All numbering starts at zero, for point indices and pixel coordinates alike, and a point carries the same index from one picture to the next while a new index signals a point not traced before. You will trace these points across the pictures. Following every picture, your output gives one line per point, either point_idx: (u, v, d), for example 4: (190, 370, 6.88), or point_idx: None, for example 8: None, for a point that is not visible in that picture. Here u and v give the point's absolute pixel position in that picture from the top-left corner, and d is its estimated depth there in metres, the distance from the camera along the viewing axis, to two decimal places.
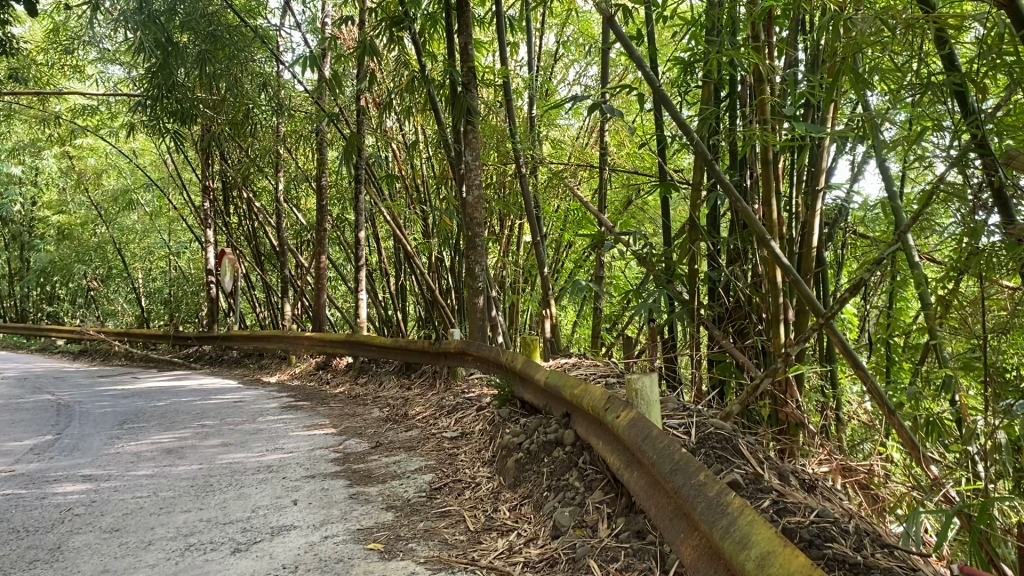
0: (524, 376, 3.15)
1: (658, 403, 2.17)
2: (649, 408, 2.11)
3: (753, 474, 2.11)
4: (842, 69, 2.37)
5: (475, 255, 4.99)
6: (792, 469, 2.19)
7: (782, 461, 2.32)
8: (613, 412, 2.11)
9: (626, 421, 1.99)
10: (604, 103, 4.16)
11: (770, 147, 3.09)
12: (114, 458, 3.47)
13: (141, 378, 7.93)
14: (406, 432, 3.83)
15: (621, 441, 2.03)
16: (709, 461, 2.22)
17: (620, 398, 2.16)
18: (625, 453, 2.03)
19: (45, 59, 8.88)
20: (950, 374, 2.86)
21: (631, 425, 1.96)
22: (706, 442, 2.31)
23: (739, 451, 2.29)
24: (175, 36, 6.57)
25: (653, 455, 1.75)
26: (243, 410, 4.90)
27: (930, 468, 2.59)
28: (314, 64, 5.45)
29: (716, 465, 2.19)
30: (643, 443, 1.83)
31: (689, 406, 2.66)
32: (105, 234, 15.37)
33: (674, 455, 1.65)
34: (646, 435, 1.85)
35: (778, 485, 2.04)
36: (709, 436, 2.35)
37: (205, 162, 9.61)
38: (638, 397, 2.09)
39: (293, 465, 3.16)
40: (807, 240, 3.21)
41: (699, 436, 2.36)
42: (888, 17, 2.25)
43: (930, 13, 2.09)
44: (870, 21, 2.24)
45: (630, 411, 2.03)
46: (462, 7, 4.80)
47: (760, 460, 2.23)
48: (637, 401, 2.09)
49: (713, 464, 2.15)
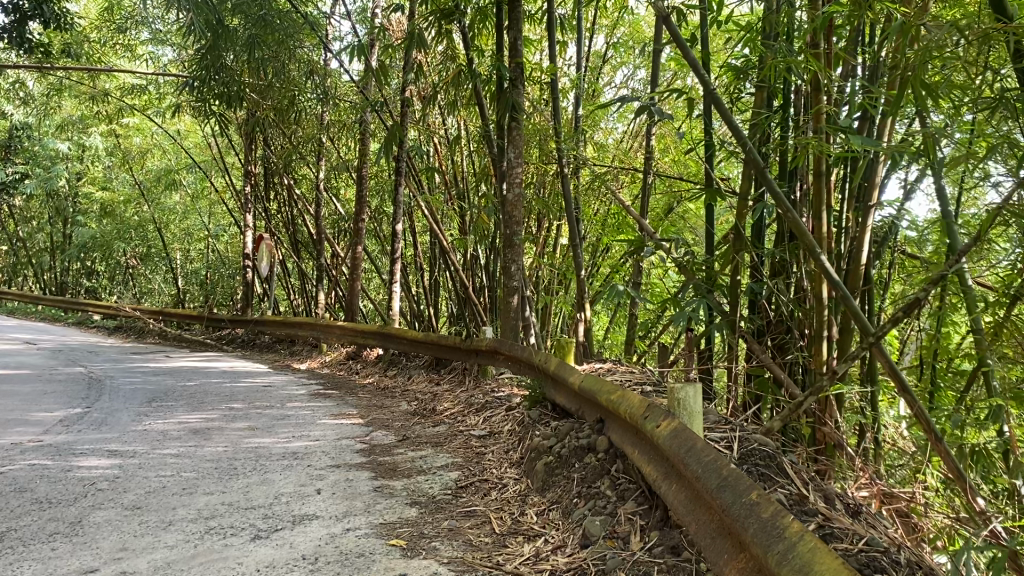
0: (556, 378, 3.10)
1: (700, 416, 2.09)
2: (691, 419, 2.04)
3: (798, 495, 2.04)
4: (908, 81, 2.30)
5: (512, 253, 4.92)
6: (837, 493, 2.11)
7: (826, 483, 2.23)
8: (653, 420, 2.04)
9: (668, 432, 1.92)
10: (653, 105, 4.07)
11: (823, 157, 3.00)
12: (142, 435, 3.47)
13: (173, 357, 8.01)
14: (434, 427, 3.79)
15: (660, 450, 1.96)
16: (752, 479, 2.14)
17: (660, 406, 2.09)
18: (664, 464, 1.96)
19: (96, 38, 8.98)
20: (1001, 405, 2.77)
21: (672, 437, 1.88)
22: (750, 459, 2.23)
23: (784, 470, 2.21)
24: (226, 20, 6.63)
25: (698, 469, 1.68)
26: (272, 395, 4.90)
27: (977, 500, 2.51)
28: (361, 54, 5.42)
29: (759, 483, 2.11)
30: (686, 456, 1.76)
31: (730, 420, 2.59)
32: (146, 213, 15.56)
33: (722, 471, 1.58)
34: (689, 448, 1.78)
35: (824, 510, 1.96)
36: (753, 453, 2.27)
37: (248, 147, 9.67)
38: (680, 407, 2.04)
39: (319, 453, 3.13)
40: (856, 256, 3.12)
41: (742, 451, 2.28)
42: (960, 29, 2.17)
43: (1009, 25, 2.01)
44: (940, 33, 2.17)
45: (671, 421, 1.96)
46: (512, 2, 4.74)
47: (806, 481, 2.14)
48: (679, 411, 2.04)
49: (757, 482, 2.07)
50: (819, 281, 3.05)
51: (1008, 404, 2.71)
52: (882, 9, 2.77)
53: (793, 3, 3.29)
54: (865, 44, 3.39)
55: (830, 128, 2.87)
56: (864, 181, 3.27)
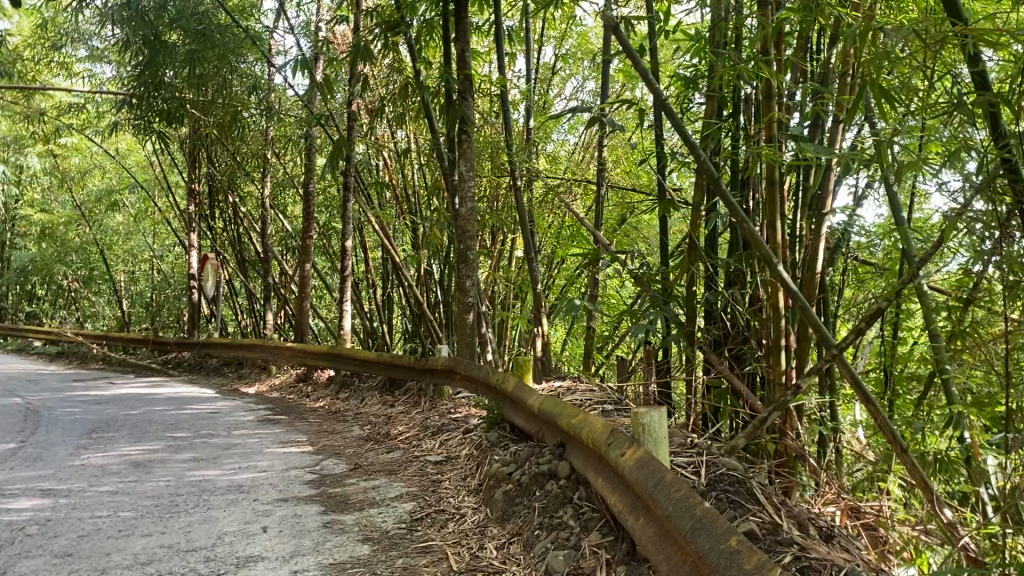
0: (515, 399, 3.00)
1: (666, 442, 2.02)
2: (656, 446, 1.97)
3: (771, 524, 1.97)
4: (867, 85, 2.28)
5: (465, 269, 4.81)
6: (810, 517, 2.05)
7: (797, 506, 2.17)
8: (617, 448, 1.96)
9: (634, 462, 1.84)
10: (604, 116, 4.00)
11: (776, 166, 2.95)
12: (78, 471, 3.28)
13: (117, 384, 7.72)
14: (388, 453, 3.65)
15: (626, 480, 1.87)
16: (723, 507, 2.07)
17: (624, 432, 2.01)
18: (629, 495, 1.88)
19: (29, 54, 8.66)
20: (961, 412, 2.75)
21: (639, 467, 1.81)
22: (719, 486, 2.16)
23: (753, 495, 2.15)
24: (165, 35, 6.44)
25: (670, 507, 1.59)
26: (218, 422, 4.71)
27: (943, 512, 2.46)
28: (306, 68, 5.28)
29: (731, 512, 2.04)
30: (655, 489, 1.68)
31: (693, 440, 2.52)
32: (88, 235, 15.10)
33: (697, 512, 1.49)
34: (658, 481, 1.70)
35: (798, 538, 1.89)
36: (721, 479, 2.20)
37: (191, 165, 9.41)
38: (646, 433, 1.94)
39: (266, 486, 2.98)
40: (811, 265, 3.08)
41: (710, 477, 2.22)
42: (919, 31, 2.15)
43: (968, 26, 2.00)
44: (898, 37, 2.14)
45: (637, 449, 1.88)
46: (460, 13, 4.64)
47: (777, 507, 2.08)
48: (645, 437, 1.94)
49: (729, 513, 2.00)
50: (775, 290, 3.00)
51: (969, 411, 2.69)
52: (834, 13, 2.74)
53: (743, 11, 3.25)
54: (814, 52, 3.37)
55: (783, 136, 2.84)
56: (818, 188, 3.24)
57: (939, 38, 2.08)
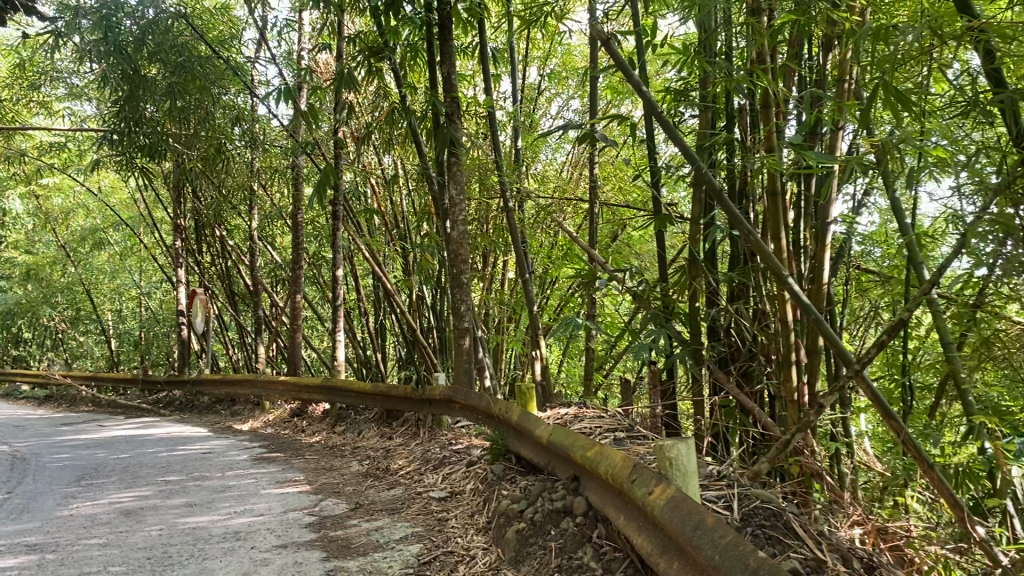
0: (521, 430, 2.90)
1: (696, 475, 1.92)
2: (685, 480, 1.86)
3: (814, 561, 1.86)
4: (882, 85, 2.27)
5: (459, 294, 4.69)
6: (853, 550, 1.95)
7: (835, 537, 2.07)
8: (643, 485, 1.85)
9: (664, 501, 1.74)
10: (595, 133, 3.91)
11: (777, 176, 2.85)
12: (66, 523, 3.14)
13: (106, 426, 7.55)
14: (389, 490, 3.52)
15: (655, 521, 1.77)
16: (759, 544, 1.95)
17: (649, 468, 1.91)
18: (660, 536, 1.77)
19: (8, 95, 8.55)
20: (980, 423, 2.66)
21: (671, 508, 1.70)
22: (753, 520, 2.05)
23: (790, 529, 2.03)
24: (145, 69, 6.35)
25: (715, 554, 1.48)
26: (212, 463, 4.56)
27: (976, 529, 2.37)
28: (288, 97, 5.19)
29: (767, 549, 1.92)
30: (694, 533, 1.57)
31: (713, 468, 2.41)
32: (73, 275, 14.92)
33: (749, 562, 1.37)
34: (696, 525, 1.59)
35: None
36: (755, 511, 2.10)
37: (176, 200, 9.29)
38: (673, 467, 1.86)
39: (263, 531, 2.85)
40: (817, 274, 2.96)
41: (742, 511, 2.10)
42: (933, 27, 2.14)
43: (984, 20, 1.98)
44: (913, 33, 2.13)
45: (665, 488, 1.78)
46: (444, 35, 4.55)
47: (816, 540, 1.98)
48: (673, 472, 1.86)
49: (768, 551, 1.88)
50: (782, 303, 2.89)
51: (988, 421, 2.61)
52: (830, 17, 2.66)
53: (733, 21, 3.17)
54: (808, 60, 3.29)
55: (783, 144, 2.74)
56: (820, 198, 3.13)
57: (954, 35, 2.07)
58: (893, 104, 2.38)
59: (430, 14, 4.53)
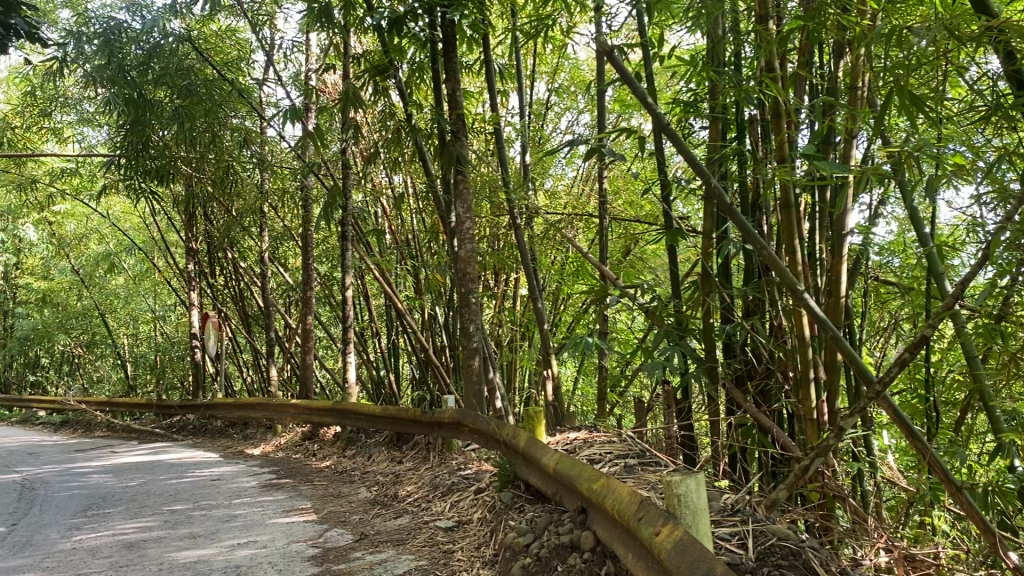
0: (529, 457, 2.83)
1: (710, 513, 1.79)
2: (696, 519, 1.74)
3: None
4: (898, 87, 2.18)
5: (469, 314, 4.59)
6: None
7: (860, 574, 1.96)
8: (651, 525, 1.79)
9: (671, 544, 1.66)
10: (602, 147, 3.80)
11: (790, 188, 2.74)
12: (66, 557, 3.07)
13: (119, 452, 7.49)
14: (396, 519, 3.43)
15: (662, 564, 1.69)
16: None
17: (659, 506, 1.82)
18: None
19: (20, 123, 8.58)
20: (1008, 441, 2.53)
21: (679, 552, 1.62)
22: (769, 560, 1.95)
23: (812, 569, 1.94)
24: (152, 93, 6.35)
25: None
26: (220, 491, 4.49)
27: (1010, 555, 2.24)
28: (295, 117, 5.14)
29: None
30: None
31: (730, 504, 2.30)
32: (89, 300, 14.96)
33: None
34: (706, 574, 1.49)
35: None
36: (773, 551, 1.99)
37: (188, 224, 9.27)
38: (682, 505, 1.74)
39: (265, 565, 2.77)
40: (833, 287, 2.84)
41: (758, 550, 2.00)
42: (952, 27, 2.06)
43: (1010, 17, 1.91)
44: (935, 33, 2.05)
45: (673, 529, 1.70)
46: (448, 54, 4.46)
47: None
48: (681, 511, 1.74)
49: None
50: (798, 318, 2.78)
51: (1016, 439, 2.48)
52: (841, 22, 2.56)
53: (741, 30, 3.06)
54: (820, 67, 3.18)
55: (795, 155, 2.64)
56: (835, 210, 3.02)
57: (975, 37, 1.99)
58: (910, 109, 2.29)
59: (433, 31, 4.46)
